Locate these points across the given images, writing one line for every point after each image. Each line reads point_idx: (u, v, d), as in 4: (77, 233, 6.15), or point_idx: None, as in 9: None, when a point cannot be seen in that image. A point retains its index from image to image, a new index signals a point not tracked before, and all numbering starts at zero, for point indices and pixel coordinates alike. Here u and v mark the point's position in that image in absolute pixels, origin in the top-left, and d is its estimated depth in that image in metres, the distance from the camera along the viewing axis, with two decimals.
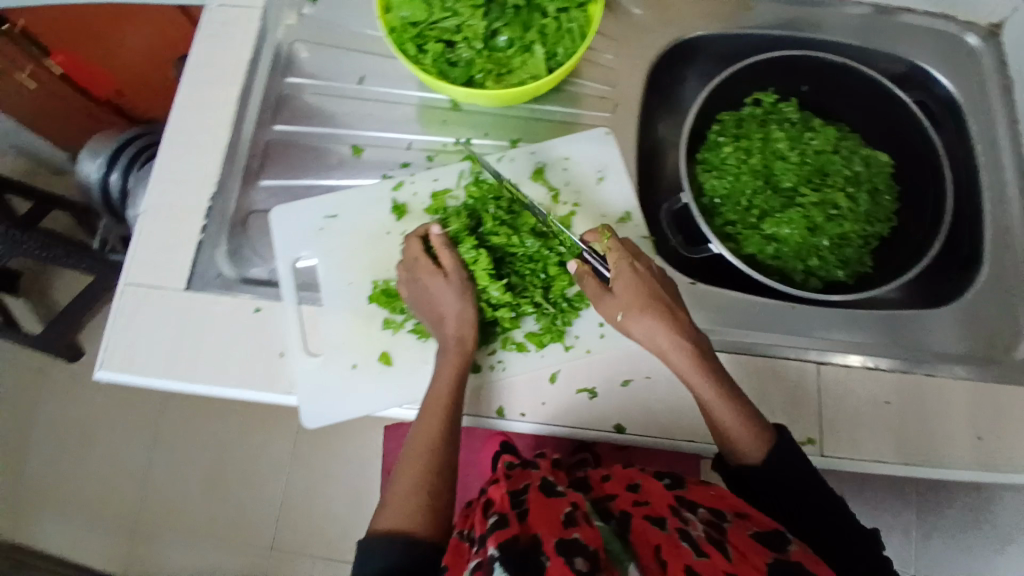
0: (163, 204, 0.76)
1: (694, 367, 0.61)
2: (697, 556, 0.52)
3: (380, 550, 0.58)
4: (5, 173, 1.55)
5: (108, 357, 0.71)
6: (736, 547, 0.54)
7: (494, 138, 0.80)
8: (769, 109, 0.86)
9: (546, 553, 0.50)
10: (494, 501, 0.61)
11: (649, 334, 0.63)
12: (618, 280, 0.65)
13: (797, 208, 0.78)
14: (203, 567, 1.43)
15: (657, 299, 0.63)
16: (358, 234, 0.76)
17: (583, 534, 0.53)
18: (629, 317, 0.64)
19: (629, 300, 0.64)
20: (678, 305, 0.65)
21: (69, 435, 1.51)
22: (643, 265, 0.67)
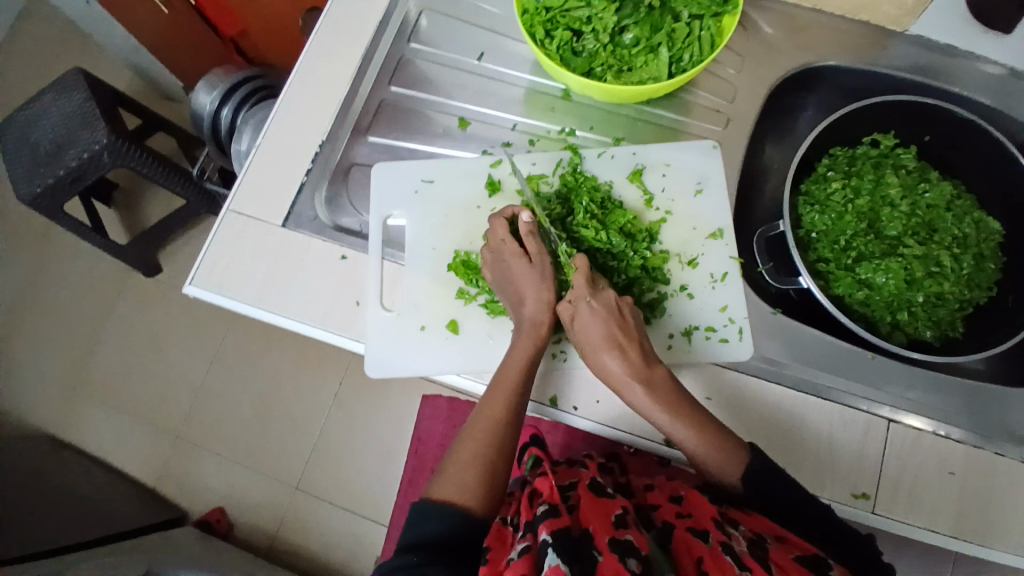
0: (277, 142, 0.81)
1: (649, 407, 0.59)
2: (739, 570, 0.52)
3: (436, 514, 0.62)
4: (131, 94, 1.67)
5: (200, 274, 0.75)
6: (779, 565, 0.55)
7: (598, 133, 0.80)
8: (886, 152, 0.82)
9: (598, 548, 0.56)
10: (542, 491, 0.65)
11: (604, 372, 0.61)
12: (575, 320, 0.63)
13: (898, 258, 0.74)
14: (234, 487, 1.51)
15: (607, 341, 0.61)
16: (449, 203, 0.78)
17: (634, 537, 0.58)
18: (585, 353, 0.62)
19: (585, 338, 0.62)
20: (639, 333, 0.62)
21: (139, 340, 1.62)
22: (596, 302, 0.63)
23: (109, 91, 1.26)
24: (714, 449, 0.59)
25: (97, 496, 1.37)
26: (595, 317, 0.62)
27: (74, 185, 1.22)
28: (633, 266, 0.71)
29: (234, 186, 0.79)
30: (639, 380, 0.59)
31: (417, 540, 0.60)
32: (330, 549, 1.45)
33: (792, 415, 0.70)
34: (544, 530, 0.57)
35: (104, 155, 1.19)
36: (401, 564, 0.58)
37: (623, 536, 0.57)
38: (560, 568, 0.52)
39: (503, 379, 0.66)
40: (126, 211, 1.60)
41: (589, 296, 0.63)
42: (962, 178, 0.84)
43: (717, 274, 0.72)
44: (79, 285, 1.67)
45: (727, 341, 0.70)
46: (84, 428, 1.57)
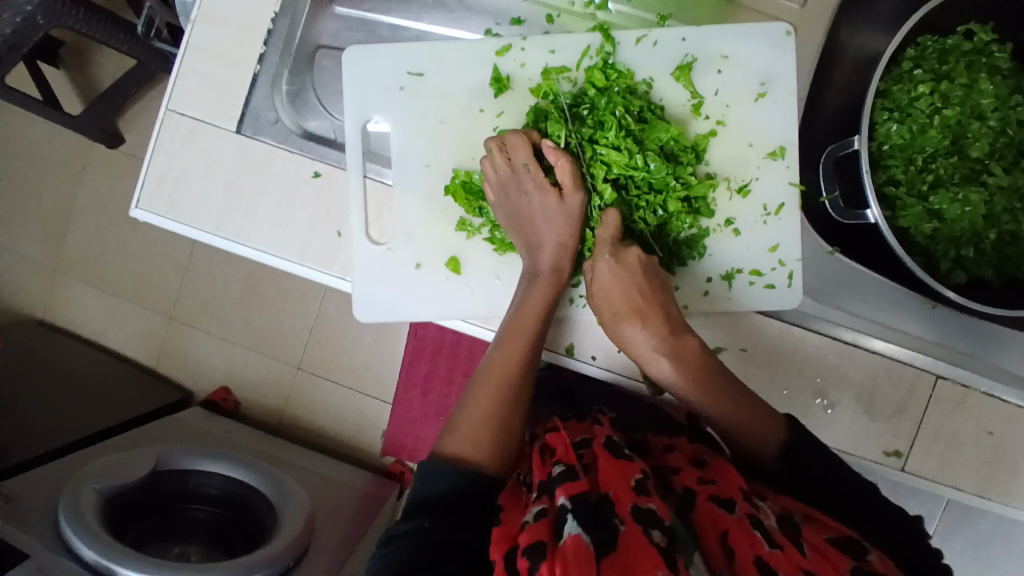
0: (223, 14, 0.62)
1: (692, 389, 0.56)
2: (769, 547, 0.47)
3: (444, 472, 0.55)
4: None
5: (146, 195, 0.63)
6: (816, 547, 0.49)
7: (636, 9, 0.62)
8: (979, 48, 0.65)
9: (620, 517, 0.48)
10: (556, 449, 0.56)
11: (631, 347, 0.56)
12: (602, 289, 0.56)
13: (979, 187, 0.62)
14: (234, 365, 1.47)
15: (636, 308, 0.55)
16: (443, 103, 0.61)
17: (657, 506, 0.49)
18: (611, 327, 0.57)
19: (604, 304, 0.57)
20: (664, 294, 0.57)
21: (109, 217, 1.46)
22: (624, 260, 0.56)
23: None
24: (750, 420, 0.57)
25: (97, 381, 1.35)
26: (616, 278, 0.56)
27: (14, 54, 1.01)
28: (674, 197, 0.57)
29: (170, 75, 0.62)
30: (669, 356, 0.55)
31: (421, 502, 0.53)
32: (336, 423, 1.44)
33: (831, 370, 0.62)
34: (561, 494, 0.49)
35: (39, 19, 0.97)
36: (405, 531, 0.51)
37: (644, 504, 0.49)
38: (581, 536, 0.45)
39: (519, 333, 0.58)
40: (75, 70, 1.34)
41: (614, 253, 0.56)
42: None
43: (771, 206, 0.60)
44: (36, 154, 1.47)
45: (774, 287, 0.60)
46: (71, 309, 1.51)
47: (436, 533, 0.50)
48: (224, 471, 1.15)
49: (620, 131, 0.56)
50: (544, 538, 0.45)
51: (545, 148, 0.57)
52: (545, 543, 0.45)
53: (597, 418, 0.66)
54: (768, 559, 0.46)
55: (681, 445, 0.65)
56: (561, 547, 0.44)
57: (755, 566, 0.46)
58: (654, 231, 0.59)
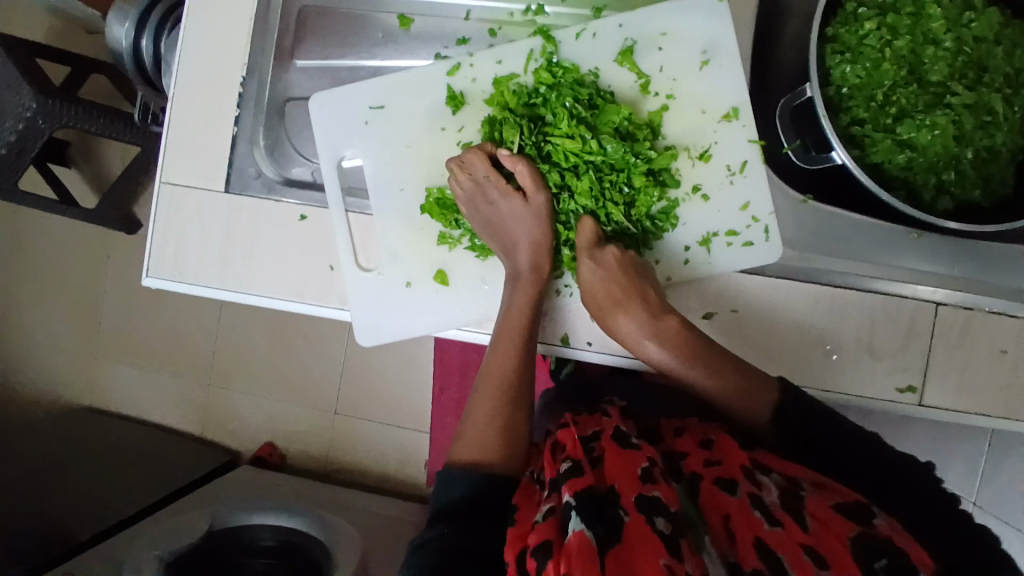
0: (198, 87, 0.68)
1: (692, 371, 0.58)
2: (770, 526, 0.48)
3: (461, 479, 0.56)
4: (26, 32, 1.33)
5: (154, 263, 0.67)
6: (815, 516, 0.49)
7: (573, 5, 0.65)
8: None
9: (624, 507, 0.48)
10: (564, 444, 0.57)
11: (624, 335, 0.60)
12: (588, 286, 0.60)
13: (945, 110, 0.61)
14: (274, 418, 1.51)
15: (625, 300, 0.59)
16: (408, 128, 0.65)
17: (663, 493, 0.49)
18: (604, 320, 0.61)
19: (600, 297, 0.59)
20: (645, 284, 0.60)
21: (140, 296, 1.54)
22: (604, 258, 0.59)
23: (20, 41, 1.07)
24: (765, 389, 0.58)
25: (148, 454, 1.41)
26: (599, 276, 0.59)
27: (20, 160, 1.07)
28: (638, 173, 0.60)
29: (159, 150, 0.67)
30: (661, 343, 0.58)
31: (444, 511, 0.55)
32: (379, 460, 1.46)
33: (828, 315, 0.63)
34: (566, 490, 0.50)
35: (40, 121, 1.04)
36: (431, 537, 0.53)
37: (651, 492, 0.49)
38: (584, 533, 0.46)
39: (508, 332, 0.61)
40: (88, 167, 1.43)
41: (594, 254, 0.60)
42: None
43: (735, 165, 0.61)
44: (63, 251, 1.56)
45: (753, 244, 0.62)
46: (116, 390, 1.59)
47: (454, 538, 0.52)
48: (274, 522, 1.20)
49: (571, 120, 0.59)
50: (551, 537, 0.46)
51: (500, 156, 0.61)
52: (551, 541, 0.46)
53: (608, 411, 0.65)
54: (768, 540, 0.47)
55: (691, 427, 0.64)
56: (565, 545, 0.45)
57: (755, 549, 0.47)
58: (626, 210, 0.61)
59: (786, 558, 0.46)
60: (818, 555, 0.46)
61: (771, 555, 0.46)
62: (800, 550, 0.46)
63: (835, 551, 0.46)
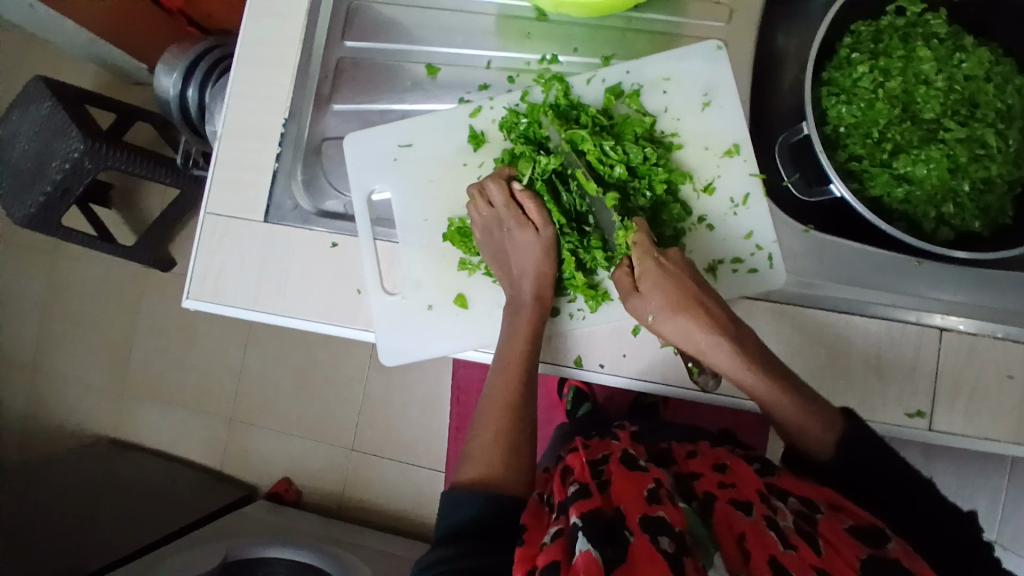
0: (243, 128, 0.74)
1: (746, 370, 0.57)
2: (783, 548, 0.50)
3: (467, 498, 0.58)
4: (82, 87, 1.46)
5: (195, 287, 0.72)
6: (829, 541, 0.51)
7: (584, 55, 0.72)
8: (913, 21, 0.69)
9: (630, 528, 0.50)
10: (573, 468, 0.61)
11: (683, 334, 0.59)
12: (645, 280, 0.60)
13: (939, 144, 0.65)
14: (293, 454, 1.53)
15: (690, 297, 0.59)
16: (433, 165, 0.70)
17: (669, 513, 0.52)
18: (659, 320, 0.60)
19: (672, 300, 0.59)
20: (708, 291, 0.61)
21: (169, 332, 1.60)
22: (668, 260, 0.61)
23: (72, 92, 1.16)
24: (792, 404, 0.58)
25: (169, 487, 1.43)
26: (665, 274, 0.60)
27: (65, 199, 1.16)
28: (658, 180, 0.64)
29: (205, 185, 0.74)
30: (723, 340, 0.58)
31: (451, 530, 0.57)
32: (395, 499, 1.46)
33: (834, 340, 0.65)
34: (574, 512, 0.52)
35: (86, 163, 1.12)
36: (438, 558, 0.54)
37: (656, 513, 0.52)
38: (591, 553, 0.47)
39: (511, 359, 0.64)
40: (129, 210, 1.53)
41: (657, 254, 0.61)
42: (1001, 45, 0.72)
43: (738, 198, 0.65)
44: (99, 290, 1.64)
45: (757, 271, 0.65)
46: (141, 424, 1.63)
47: (465, 558, 0.53)
48: (289, 556, 1.20)
49: (600, 149, 0.63)
50: (558, 557, 0.47)
51: (515, 191, 0.65)
52: (559, 561, 0.47)
53: (616, 435, 0.70)
54: (781, 560, 0.49)
55: (702, 450, 0.70)
56: (573, 564, 0.46)
57: (768, 566, 0.48)
58: (649, 217, 0.65)
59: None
60: None
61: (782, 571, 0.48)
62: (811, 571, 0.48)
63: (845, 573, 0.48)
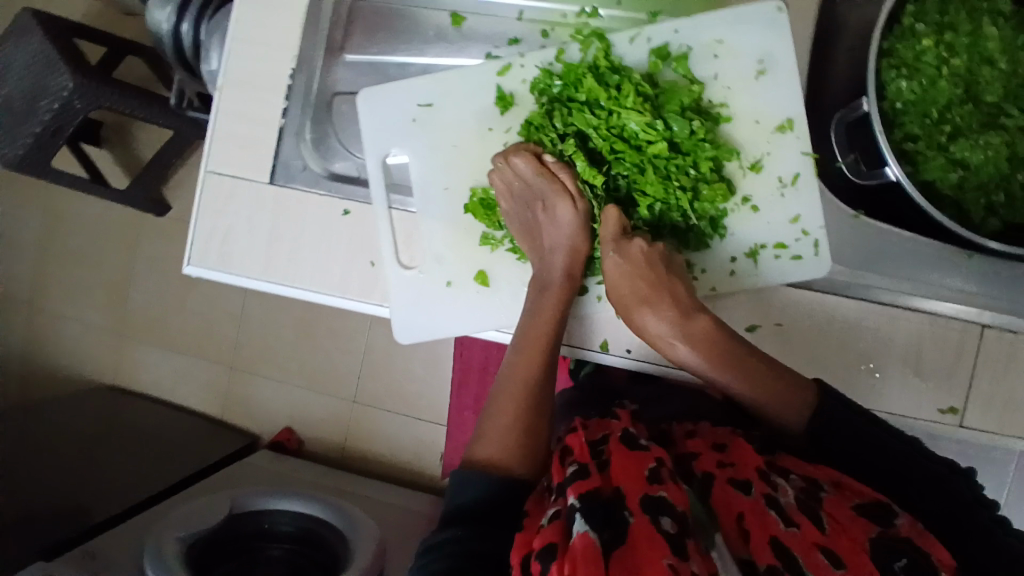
0: (244, 77, 0.67)
1: (711, 364, 0.56)
2: (785, 527, 0.48)
3: (477, 477, 0.55)
4: (66, 13, 1.35)
5: (196, 252, 0.68)
6: (834, 517, 0.49)
7: (627, 10, 0.65)
8: None
9: (629, 509, 0.47)
10: (572, 449, 0.55)
11: (645, 330, 0.59)
12: (609, 277, 0.59)
13: (998, 131, 0.60)
14: (294, 404, 1.52)
15: (647, 291, 0.57)
16: (454, 129, 0.64)
17: (670, 493, 0.49)
18: (624, 313, 0.60)
19: (617, 295, 0.59)
20: (673, 280, 0.58)
21: (168, 278, 1.56)
22: (629, 251, 0.58)
23: (58, 23, 1.07)
24: (761, 383, 0.56)
25: (172, 434, 1.43)
26: (621, 269, 0.58)
27: (55, 139, 1.08)
28: (703, 158, 0.58)
29: (206, 140, 0.68)
30: (681, 338, 0.57)
31: (458, 511, 0.54)
32: (397, 451, 1.47)
33: (874, 333, 0.62)
34: (571, 493, 0.48)
35: (76, 102, 1.04)
36: (442, 540, 0.52)
37: (657, 493, 0.48)
38: (589, 535, 0.45)
39: (535, 338, 0.60)
40: (120, 151, 1.45)
41: (617, 246, 0.59)
42: None
43: (787, 178, 0.60)
44: (93, 233, 1.58)
45: (801, 258, 0.61)
46: (141, 370, 1.61)
47: (468, 541, 0.50)
48: (296, 507, 1.20)
49: (643, 122, 0.57)
50: (556, 540, 0.45)
51: (546, 162, 0.61)
52: (557, 544, 0.45)
53: (616, 413, 0.63)
54: (782, 540, 0.47)
55: (701, 428, 0.64)
56: (570, 547, 0.44)
57: (769, 546, 0.46)
58: (691, 199, 0.59)
59: (801, 558, 0.46)
60: (834, 556, 0.46)
61: (785, 553, 0.46)
62: (816, 550, 0.46)
63: (851, 552, 0.46)
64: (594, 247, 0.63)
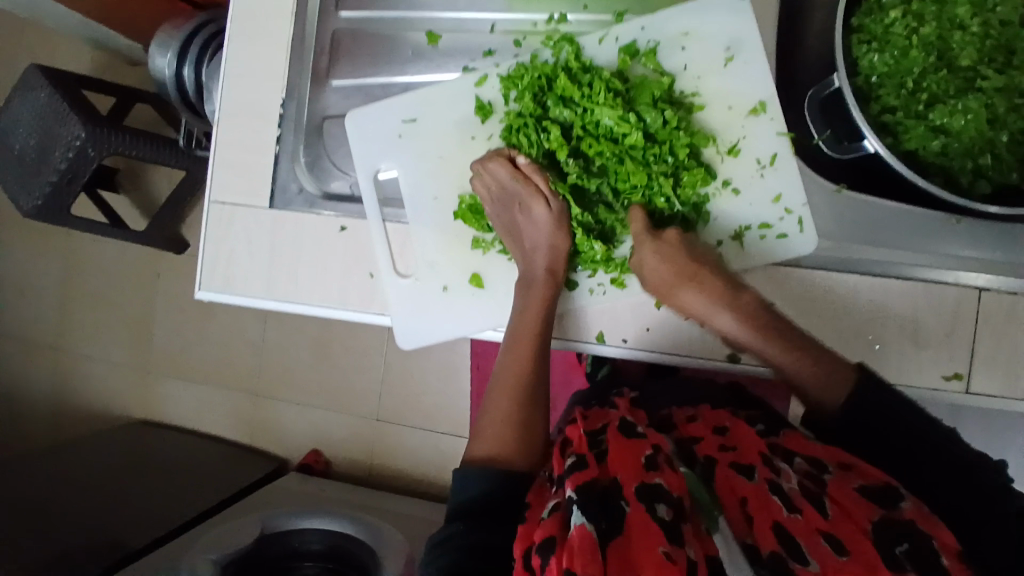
0: (241, 111, 0.72)
1: (747, 327, 0.60)
2: (788, 512, 0.48)
3: (476, 476, 0.56)
4: (79, 69, 1.42)
5: (206, 277, 0.72)
6: (836, 503, 0.49)
7: (594, 12, 0.67)
8: None
9: (625, 497, 0.48)
10: (571, 441, 0.57)
11: (687, 305, 0.62)
12: (641, 265, 0.62)
13: (976, 94, 0.60)
14: (320, 426, 1.55)
15: (685, 273, 0.60)
16: (439, 139, 0.67)
17: (666, 479, 0.49)
18: (663, 292, 0.62)
19: (658, 283, 0.62)
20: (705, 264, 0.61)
21: (190, 313, 1.61)
22: (662, 240, 0.61)
23: (65, 76, 1.14)
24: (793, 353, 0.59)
25: (202, 463, 1.47)
26: (660, 259, 0.60)
27: (72, 186, 1.13)
28: (680, 145, 0.60)
29: (208, 175, 0.72)
30: (723, 306, 0.61)
31: (460, 508, 0.55)
32: (422, 466, 1.48)
33: (866, 306, 0.63)
34: (569, 486, 0.49)
35: (89, 150, 1.09)
36: (447, 537, 0.53)
37: (653, 480, 0.49)
38: (585, 527, 0.45)
39: (522, 335, 0.62)
40: (136, 193, 1.51)
41: (650, 236, 0.61)
42: None
43: (765, 159, 0.62)
44: (117, 275, 1.65)
45: (786, 237, 0.62)
46: (170, 405, 1.66)
47: (470, 535, 0.52)
48: (323, 526, 1.23)
49: (616, 116, 0.59)
50: (555, 532, 0.46)
51: (520, 165, 0.63)
52: (555, 537, 0.45)
53: (616, 402, 0.64)
54: (786, 525, 0.47)
55: (704, 414, 0.65)
56: (567, 540, 0.44)
57: (772, 531, 0.46)
58: (673, 186, 0.61)
59: (804, 543, 0.45)
60: (835, 541, 0.45)
61: (787, 539, 0.46)
62: (818, 535, 0.46)
63: (853, 536, 0.45)
64: (577, 244, 0.65)
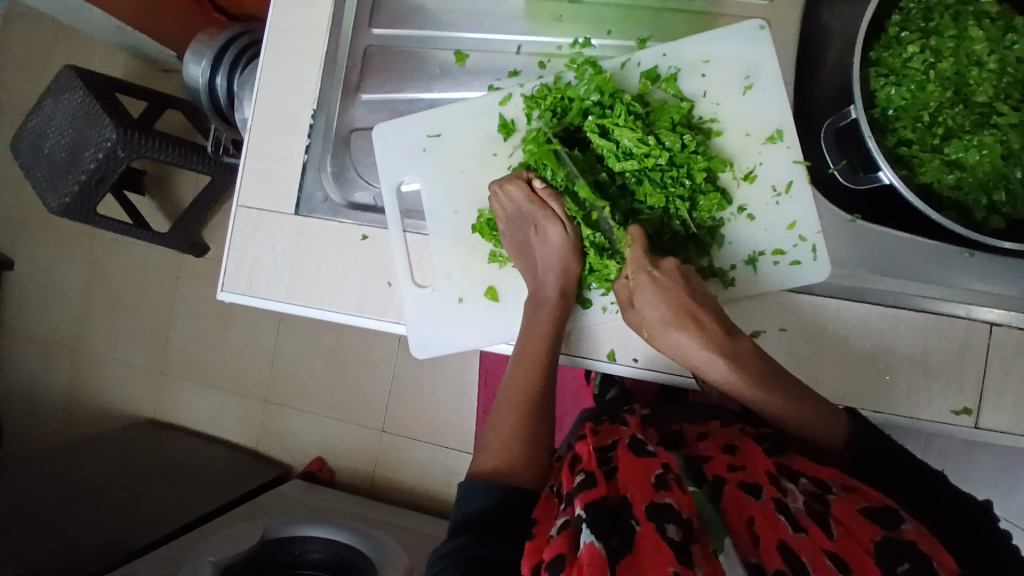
0: (272, 120, 0.74)
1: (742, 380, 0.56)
2: (794, 531, 0.48)
3: (482, 488, 0.56)
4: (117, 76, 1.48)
5: (229, 279, 0.73)
6: (841, 523, 0.49)
7: (617, 38, 0.69)
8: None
9: (635, 516, 0.48)
10: (581, 458, 0.56)
11: (680, 350, 0.57)
12: (638, 295, 0.58)
13: (991, 129, 0.61)
14: (327, 435, 1.56)
15: (683, 309, 0.56)
16: (461, 155, 0.69)
17: (676, 500, 0.49)
18: (653, 333, 0.59)
19: (653, 321, 0.58)
20: (708, 301, 0.58)
21: (206, 317, 1.64)
22: (661, 273, 0.58)
23: (102, 81, 1.18)
24: (804, 409, 0.57)
25: (209, 466, 1.48)
26: (659, 290, 0.57)
27: (100, 187, 1.18)
28: (697, 169, 0.61)
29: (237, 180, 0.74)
30: (720, 356, 0.55)
31: (464, 521, 0.55)
32: (426, 481, 1.48)
33: (877, 335, 0.63)
34: (579, 503, 0.49)
35: (120, 151, 1.13)
36: (451, 550, 0.52)
37: (663, 500, 0.49)
38: (595, 545, 0.45)
39: (533, 351, 0.63)
40: (162, 197, 1.55)
41: (649, 266, 0.58)
42: None
43: (780, 186, 0.63)
44: (138, 276, 1.68)
45: (800, 263, 0.63)
46: (180, 407, 1.67)
47: (478, 548, 0.51)
48: (326, 534, 1.23)
49: (635, 138, 0.61)
50: (564, 550, 0.45)
51: (536, 189, 0.64)
52: (565, 555, 0.45)
53: (625, 418, 0.65)
54: (791, 543, 0.47)
55: (714, 432, 0.65)
56: (577, 557, 0.44)
57: (779, 551, 0.46)
58: (689, 208, 0.62)
59: (810, 561, 0.45)
60: (842, 562, 0.46)
61: (791, 555, 0.46)
62: (823, 555, 0.46)
63: (860, 557, 0.46)
64: (586, 266, 0.65)
